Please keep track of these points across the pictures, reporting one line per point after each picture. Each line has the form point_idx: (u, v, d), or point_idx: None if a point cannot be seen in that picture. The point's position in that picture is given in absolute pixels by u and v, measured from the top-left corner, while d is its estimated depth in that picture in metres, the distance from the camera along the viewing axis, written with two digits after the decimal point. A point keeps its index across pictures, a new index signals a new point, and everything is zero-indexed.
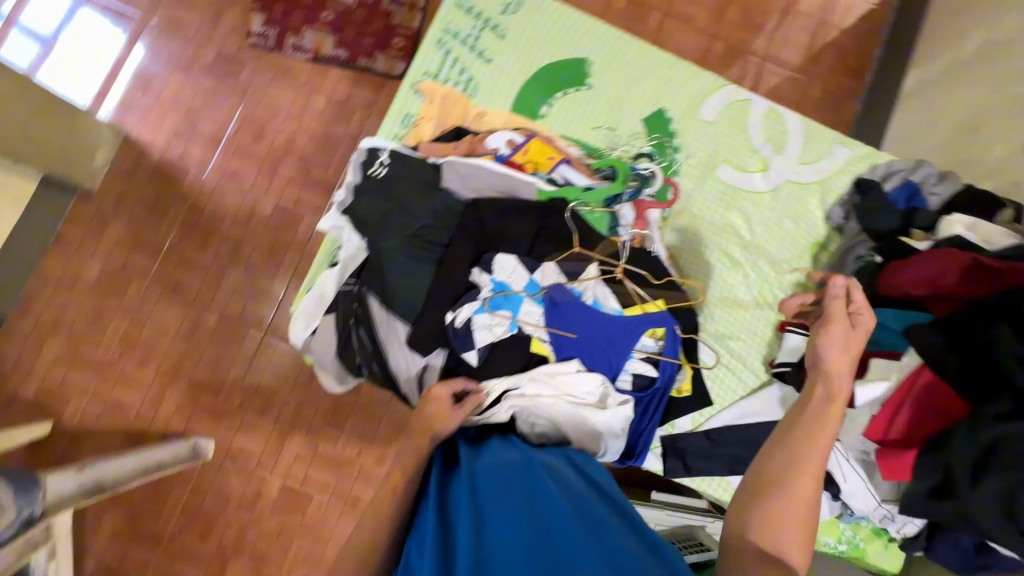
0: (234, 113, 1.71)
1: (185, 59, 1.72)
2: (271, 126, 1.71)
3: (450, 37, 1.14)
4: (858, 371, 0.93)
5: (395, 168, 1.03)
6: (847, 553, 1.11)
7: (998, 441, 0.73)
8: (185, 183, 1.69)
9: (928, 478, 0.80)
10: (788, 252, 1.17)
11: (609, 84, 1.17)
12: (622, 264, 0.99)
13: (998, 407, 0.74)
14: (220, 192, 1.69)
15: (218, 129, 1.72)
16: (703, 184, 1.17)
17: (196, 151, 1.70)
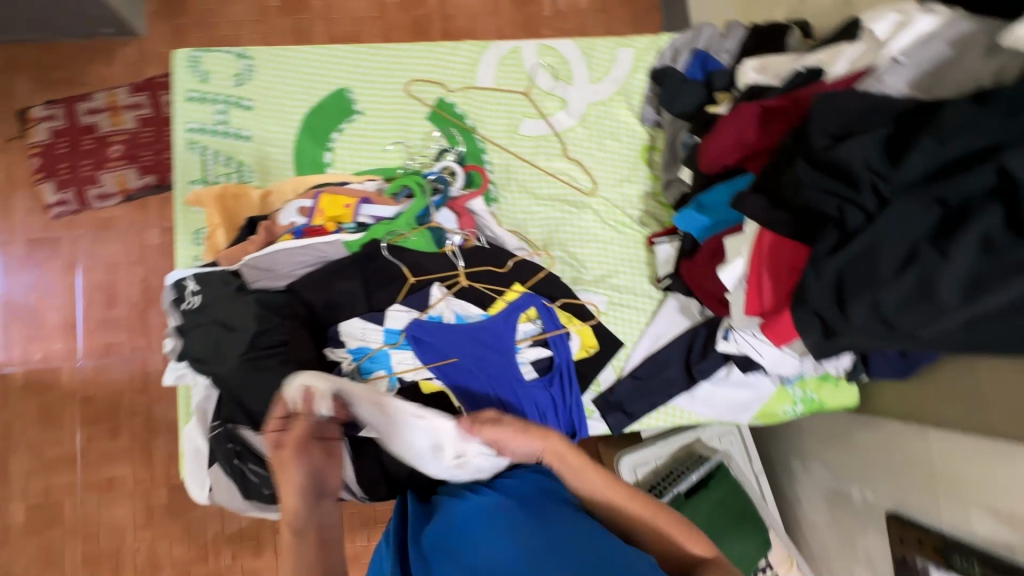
0: (75, 289, 1.64)
1: (12, 262, 1.64)
2: (121, 284, 1.66)
3: (199, 133, 1.06)
4: (720, 257, 0.94)
5: (207, 292, 0.95)
6: (806, 409, 1.12)
7: (841, 273, 0.71)
8: (63, 381, 1.59)
9: (812, 331, 0.77)
10: (622, 169, 1.15)
11: (379, 100, 1.11)
12: (463, 271, 0.95)
13: (828, 241, 0.72)
14: (104, 371, 1.61)
15: (68, 314, 1.63)
16: (515, 147, 1.13)
17: (58, 345, 1.62)
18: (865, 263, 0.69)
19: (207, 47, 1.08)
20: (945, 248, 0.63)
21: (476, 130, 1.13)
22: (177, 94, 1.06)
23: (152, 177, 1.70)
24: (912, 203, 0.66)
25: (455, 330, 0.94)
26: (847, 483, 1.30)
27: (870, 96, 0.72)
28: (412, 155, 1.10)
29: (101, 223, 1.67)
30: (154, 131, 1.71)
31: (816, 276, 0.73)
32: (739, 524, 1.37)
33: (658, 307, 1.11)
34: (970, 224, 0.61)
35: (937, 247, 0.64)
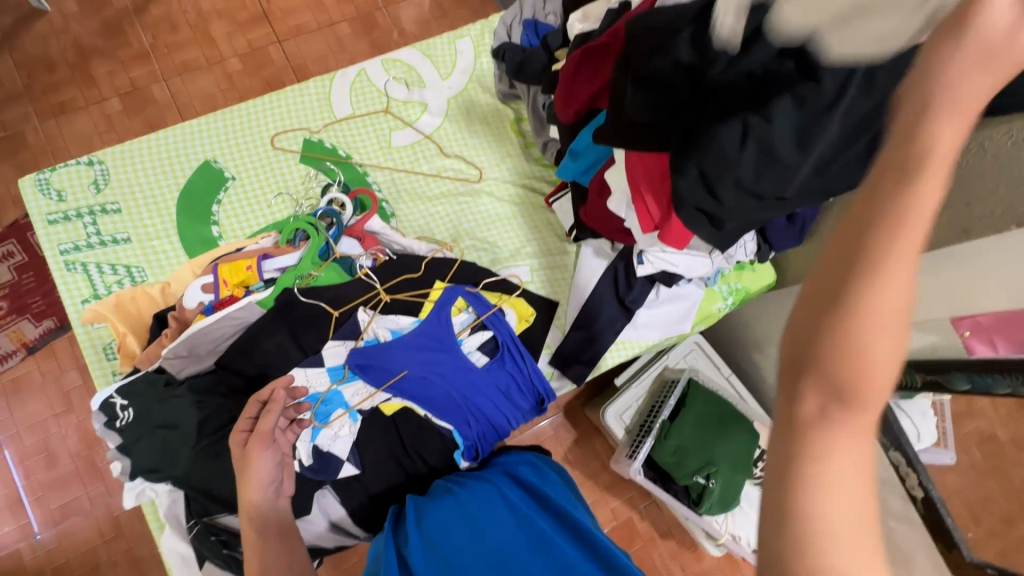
0: (7, 461, 1.54)
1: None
2: (55, 438, 1.56)
3: (73, 251, 1.02)
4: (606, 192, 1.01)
5: (136, 401, 0.92)
6: (736, 299, 1.21)
7: (699, 168, 0.77)
8: (28, 557, 1.51)
9: (700, 225, 0.84)
10: (499, 147, 1.21)
11: (247, 160, 1.11)
12: (381, 287, 0.97)
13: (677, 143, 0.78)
14: (69, 529, 1.53)
15: (9, 489, 1.53)
16: (393, 161, 1.16)
17: (10, 524, 1.52)
18: (713, 151, 0.75)
19: (52, 166, 1.05)
20: (767, 112, 0.70)
21: (350, 158, 1.15)
22: (36, 221, 1.02)
23: (50, 320, 1.60)
24: (728, 84, 0.73)
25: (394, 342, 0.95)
26: None
27: (669, 9, 0.80)
28: (298, 200, 1.11)
29: (10, 385, 1.57)
30: (36, 274, 1.62)
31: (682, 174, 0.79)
32: (723, 426, 1.45)
33: (576, 259, 1.18)
34: (779, 83, 0.69)
35: (761, 115, 0.71)
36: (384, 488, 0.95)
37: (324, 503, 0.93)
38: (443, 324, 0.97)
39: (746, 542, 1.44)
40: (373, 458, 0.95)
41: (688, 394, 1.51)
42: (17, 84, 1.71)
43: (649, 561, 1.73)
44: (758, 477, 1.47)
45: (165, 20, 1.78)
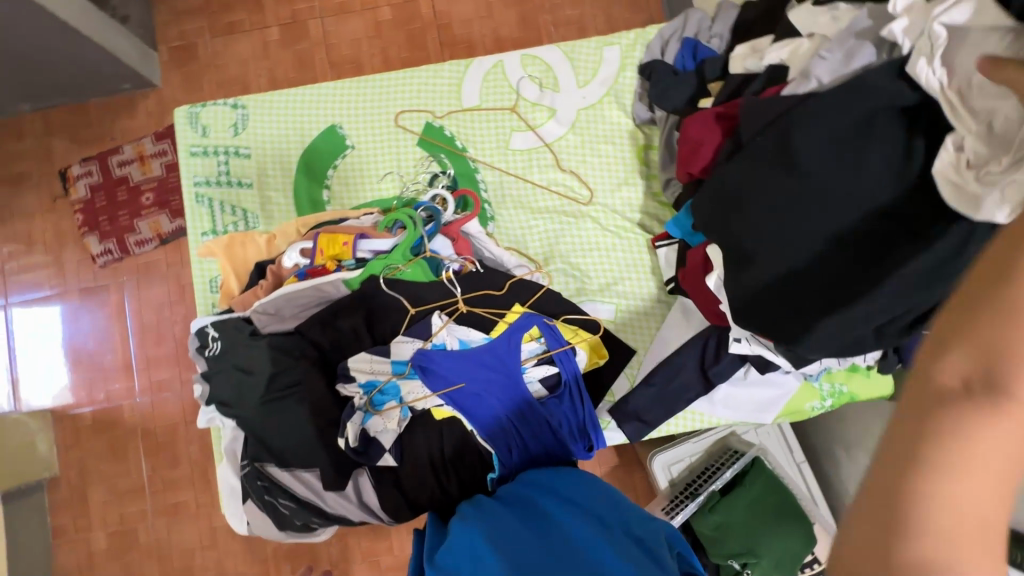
0: (126, 331, 1.78)
1: (67, 311, 1.78)
2: (166, 323, 1.78)
3: (204, 185, 1.11)
4: (696, 272, 0.98)
5: (225, 340, 1.00)
6: (837, 403, 1.07)
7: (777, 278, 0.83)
8: (125, 416, 1.74)
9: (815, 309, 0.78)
10: (618, 173, 1.12)
11: (369, 132, 1.13)
12: (461, 298, 0.97)
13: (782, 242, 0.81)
14: (160, 403, 1.75)
15: (123, 355, 1.78)
16: (506, 164, 1.13)
17: (119, 384, 1.77)
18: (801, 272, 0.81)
19: (203, 102, 1.13)
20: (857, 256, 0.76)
21: (465, 151, 1.13)
22: (181, 150, 1.12)
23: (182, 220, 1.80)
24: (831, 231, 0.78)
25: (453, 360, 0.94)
26: None
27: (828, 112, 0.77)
28: (406, 183, 1.11)
29: (142, 267, 1.79)
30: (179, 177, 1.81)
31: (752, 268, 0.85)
32: (782, 518, 1.33)
33: (665, 312, 1.09)
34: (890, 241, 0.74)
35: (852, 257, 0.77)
36: (417, 488, 0.96)
37: (359, 483, 0.96)
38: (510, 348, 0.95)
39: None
40: (414, 457, 0.96)
41: (751, 471, 1.40)
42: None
43: None
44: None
45: None
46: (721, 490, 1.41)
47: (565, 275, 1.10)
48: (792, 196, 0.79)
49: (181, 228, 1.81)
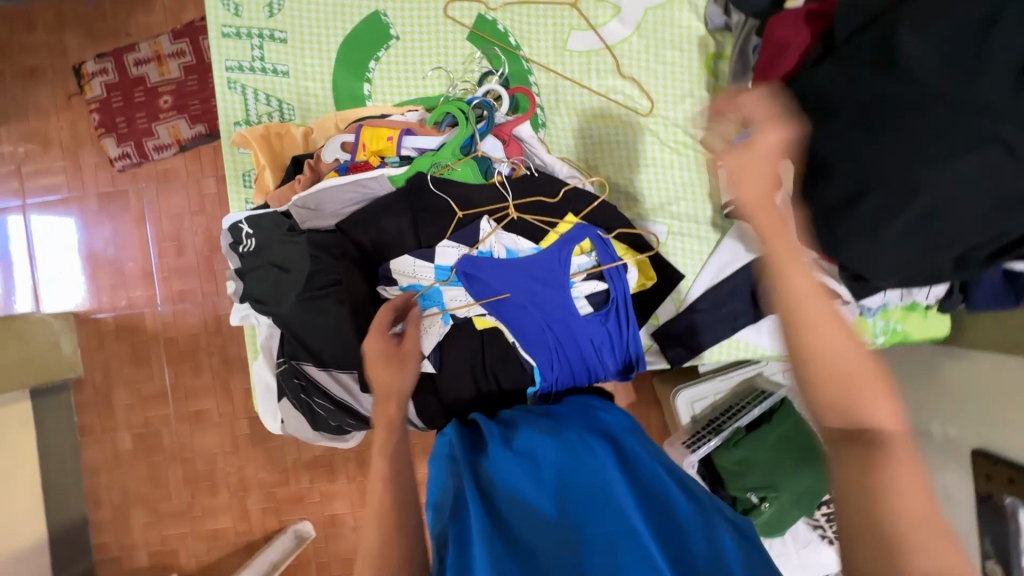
0: (146, 239, 1.72)
1: (86, 214, 1.72)
2: (186, 233, 1.72)
3: (237, 70, 1.03)
4: None
5: (261, 236, 0.96)
6: (889, 341, 1.03)
7: (849, 202, 0.73)
8: (146, 325, 1.72)
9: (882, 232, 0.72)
10: (682, 83, 1.04)
11: (415, 22, 1.04)
12: (513, 205, 0.91)
13: (851, 163, 0.72)
14: (180, 314, 1.72)
15: (143, 263, 1.73)
16: (563, 66, 1.04)
17: (139, 292, 1.73)
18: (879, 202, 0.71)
19: None
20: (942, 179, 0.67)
21: (519, 49, 1.04)
22: (212, 30, 1.03)
23: (203, 126, 1.70)
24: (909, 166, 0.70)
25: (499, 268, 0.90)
26: (928, 420, 1.24)
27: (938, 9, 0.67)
28: (454, 81, 1.03)
29: (161, 174, 1.71)
30: (200, 79, 1.70)
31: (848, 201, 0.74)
32: (806, 457, 1.34)
33: (719, 237, 1.04)
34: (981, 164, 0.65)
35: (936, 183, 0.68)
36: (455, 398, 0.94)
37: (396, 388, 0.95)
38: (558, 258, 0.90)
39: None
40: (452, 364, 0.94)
41: (779, 410, 1.40)
42: None
43: None
44: (817, 520, 1.37)
45: None
46: (747, 427, 1.40)
47: (616, 191, 1.04)
48: (882, 100, 0.70)
49: (202, 135, 1.72)
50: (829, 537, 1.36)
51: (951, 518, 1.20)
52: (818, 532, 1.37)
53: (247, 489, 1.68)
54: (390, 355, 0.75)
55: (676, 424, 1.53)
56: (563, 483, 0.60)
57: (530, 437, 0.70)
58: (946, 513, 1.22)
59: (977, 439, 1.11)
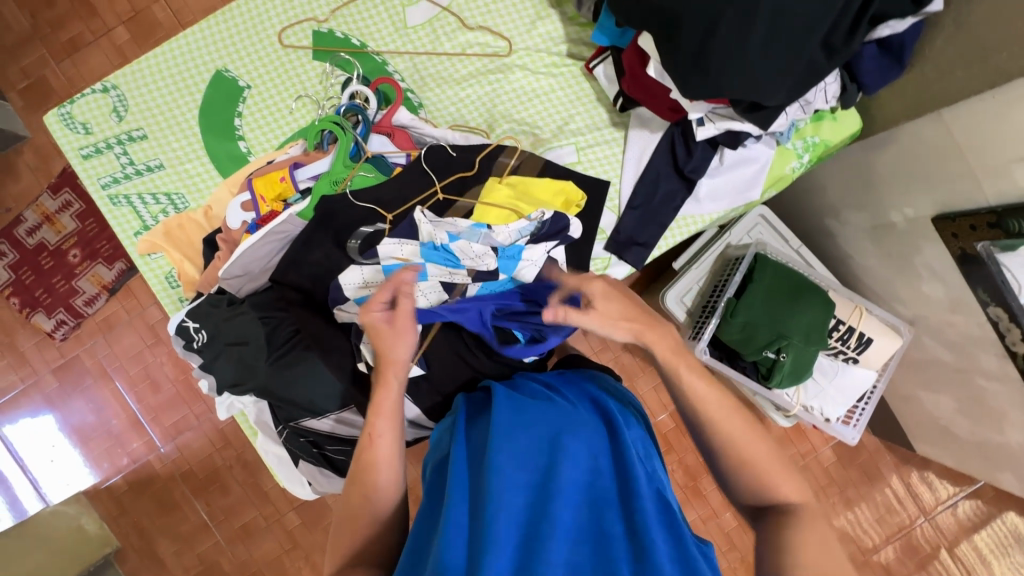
0: (118, 391, 1.68)
1: (50, 394, 1.67)
2: (152, 367, 1.68)
3: (113, 184, 1.01)
4: (636, 69, 0.93)
5: (208, 324, 0.95)
6: (815, 157, 1.06)
7: (706, 40, 0.76)
8: (157, 470, 1.68)
9: (746, 52, 0.75)
10: (526, 11, 1.05)
11: (258, 65, 1.03)
12: (437, 188, 0.93)
13: (693, 4, 0.74)
14: (185, 445, 1.68)
15: (126, 415, 1.69)
16: (413, 44, 1.05)
17: (136, 443, 1.69)
18: (732, 27, 0.73)
19: (71, 99, 1.02)
20: None
21: (366, 46, 1.04)
22: (72, 159, 1.01)
23: (121, 262, 1.66)
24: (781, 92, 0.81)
25: (450, 269, 0.91)
26: (886, 213, 1.30)
27: None
28: (319, 102, 1.02)
29: (103, 325, 1.68)
30: (96, 220, 1.66)
31: (706, 39, 0.76)
32: (799, 294, 1.38)
33: (625, 134, 1.06)
34: None
35: None
36: (453, 385, 0.95)
37: None
38: (500, 232, 0.92)
39: (819, 411, 1.44)
40: (437, 359, 0.95)
41: (755, 268, 1.41)
42: (24, 28, 1.64)
43: None
44: (834, 347, 1.41)
45: None
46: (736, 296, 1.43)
47: (514, 134, 1.05)
48: None
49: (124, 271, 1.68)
50: (852, 358, 1.40)
51: (945, 287, 1.26)
52: (839, 357, 1.41)
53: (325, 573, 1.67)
54: (387, 331, 0.78)
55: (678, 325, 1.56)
56: (552, 480, 0.59)
57: (538, 423, 0.69)
58: (938, 285, 1.27)
59: (933, 207, 1.15)
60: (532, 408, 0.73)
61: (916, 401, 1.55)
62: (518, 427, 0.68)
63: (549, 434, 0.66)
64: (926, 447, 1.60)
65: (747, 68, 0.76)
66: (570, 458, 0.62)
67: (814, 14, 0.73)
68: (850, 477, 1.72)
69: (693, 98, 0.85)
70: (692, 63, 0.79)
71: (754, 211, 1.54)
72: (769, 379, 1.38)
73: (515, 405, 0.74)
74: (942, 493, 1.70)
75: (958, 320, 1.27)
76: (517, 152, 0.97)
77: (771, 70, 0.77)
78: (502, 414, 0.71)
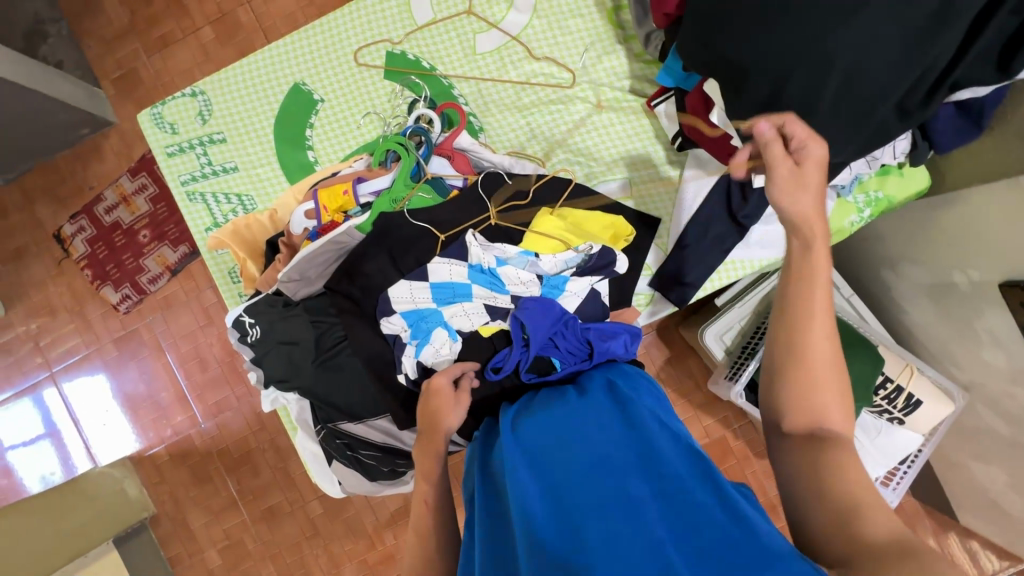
0: (170, 366, 1.79)
1: (109, 362, 1.80)
2: (202, 347, 1.78)
3: (191, 181, 1.09)
4: (699, 114, 0.93)
5: (264, 321, 1.00)
6: (877, 213, 1.04)
7: (775, 94, 0.76)
8: (196, 444, 1.77)
9: (814, 109, 0.75)
10: (593, 44, 1.07)
11: (333, 80, 1.09)
12: (490, 213, 0.96)
13: (765, 59, 0.74)
14: (224, 423, 1.77)
15: (174, 388, 1.79)
16: (479, 70, 1.08)
17: (180, 417, 1.79)
18: (803, 85, 0.73)
19: (163, 100, 1.10)
20: (854, 39, 0.68)
21: (434, 70, 1.08)
22: (158, 155, 1.10)
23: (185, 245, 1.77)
24: (850, 150, 0.81)
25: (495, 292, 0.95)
26: (948, 271, 1.24)
27: None
28: (385, 120, 1.07)
29: (163, 302, 1.79)
30: (167, 204, 1.77)
31: (776, 92, 0.75)
32: (844, 347, 1.33)
33: (680, 172, 1.06)
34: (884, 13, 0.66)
35: (851, 45, 0.69)
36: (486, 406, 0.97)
37: None
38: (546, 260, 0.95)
39: (857, 468, 1.38)
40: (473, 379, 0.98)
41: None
42: (123, 22, 1.78)
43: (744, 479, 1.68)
44: (879, 405, 1.36)
45: None
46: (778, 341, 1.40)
47: (570, 163, 1.07)
48: None
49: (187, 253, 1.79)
50: (897, 418, 1.35)
51: (1007, 355, 1.20)
52: (884, 417, 1.36)
53: (340, 563, 1.72)
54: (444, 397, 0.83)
55: (714, 362, 1.54)
56: (569, 476, 0.59)
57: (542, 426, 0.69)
58: (1000, 353, 1.21)
59: (1001, 272, 1.11)
60: (539, 416, 0.74)
61: (963, 469, 1.47)
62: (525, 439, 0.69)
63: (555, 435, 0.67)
64: (969, 518, 1.51)
65: (814, 124, 0.76)
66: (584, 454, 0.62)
67: (894, 76, 0.71)
68: None
69: (754, 149, 0.85)
70: (756, 115, 0.79)
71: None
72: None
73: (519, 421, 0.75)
74: (985, 569, 1.59)
75: (1019, 392, 1.21)
76: (570, 183, 1.00)
77: (838, 129, 0.76)
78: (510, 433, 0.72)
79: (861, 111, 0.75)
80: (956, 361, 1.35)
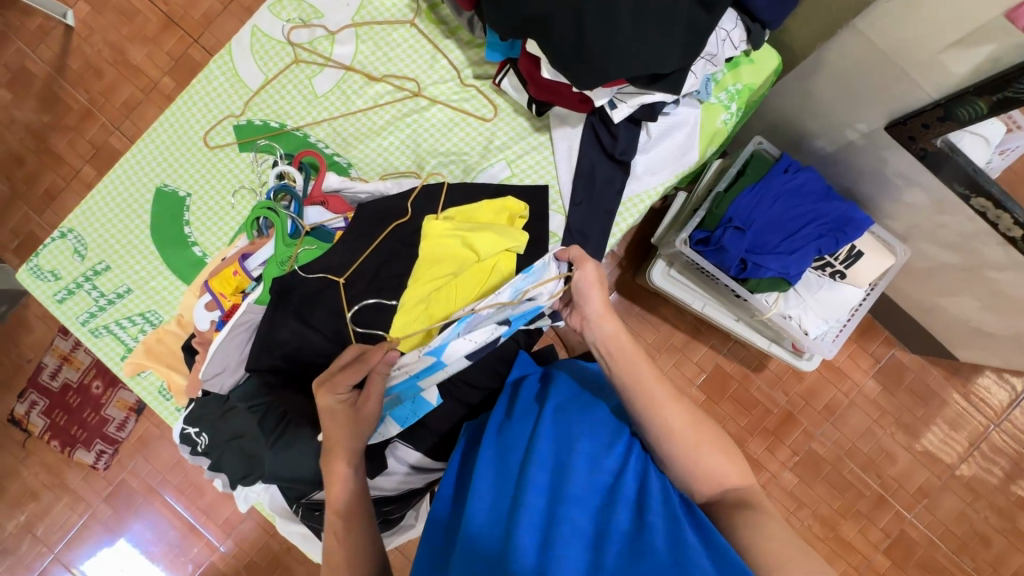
0: (154, 513, 1.65)
1: (95, 532, 1.65)
2: (178, 482, 1.65)
3: (91, 318, 1.07)
4: (534, 72, 0.94)
5: (209, 427, 0.98)
6: (741, 106, 1.05)
7: (595, 52, 0.78)
8: None
9: (629, 60, 0.79)
10: (423, 48, 1.08)
11: (193, 172, 1.08)
12: (375, 240, 0.96)
13: (564, 31, 0.78)
14: (227, 548, 1.64)
15: (166, 536, 1.65)
16: (329, 110, 1.08)
17: (178, 563, 1.65)
18: (609, 35, 0.77)
19: (35, 251, 1.07)
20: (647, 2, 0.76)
21: (285, 126, 1.07)
22: (49, 304, 1.07)
23: (124, 405, 1.64)
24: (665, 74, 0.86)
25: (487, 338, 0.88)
26: (841, 132, 1.25)
27: None
28: (256, 190, 1.06)
29: (138, 445, 1.66)
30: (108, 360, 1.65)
31: (595, 51, 0.78)
32: None
33: (548, 136, 1.07)
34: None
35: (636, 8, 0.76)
36: (482, 397, 0.98)
37: (398, 453, 1.00)
38: (439, 268, 0.93)
39: (798, 321, 1.36)
40: (467, 375, 0.98)
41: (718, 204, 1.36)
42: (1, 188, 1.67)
43: (752, 398, 1.67)
44: (819, 261, 1.35)
45: (88, 70, 1.65)
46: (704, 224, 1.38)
47: (445, 165, 1.07)
48: None
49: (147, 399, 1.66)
50: (840, 272, 1.34)
51: (923, 190, 1.19)
52: (826, 272, 1.35)
53: None
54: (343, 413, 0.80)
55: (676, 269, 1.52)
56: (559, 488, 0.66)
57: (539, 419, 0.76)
58: (917, 191, 1.20)
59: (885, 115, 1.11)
60: (514, 426, 0.78)
61: (939, 309, 1.43)
62: (503, 457, 0.75)
63: (566, 439, 0.72)
64: (968, 353, 1.47)
65: (629, 64, 0.79)
66: (578, 470, 0.68)
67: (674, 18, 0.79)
68: (901, 404, 1.62)
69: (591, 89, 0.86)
70: (579, 73, 0.81)
71: (753, 139, 1.41)
72: (745, 283, 1.35)
73: (509, 418, 0.81)
74: (1004, 397, 1.57)
75: (947, 220, 1.20)
76: (444, 186, 1.00)
77: (646, 51, 0.79)
78: (506, 431, 0.78)
79: (667, 46, 0.80)
80: (888, 214, 1.35)
